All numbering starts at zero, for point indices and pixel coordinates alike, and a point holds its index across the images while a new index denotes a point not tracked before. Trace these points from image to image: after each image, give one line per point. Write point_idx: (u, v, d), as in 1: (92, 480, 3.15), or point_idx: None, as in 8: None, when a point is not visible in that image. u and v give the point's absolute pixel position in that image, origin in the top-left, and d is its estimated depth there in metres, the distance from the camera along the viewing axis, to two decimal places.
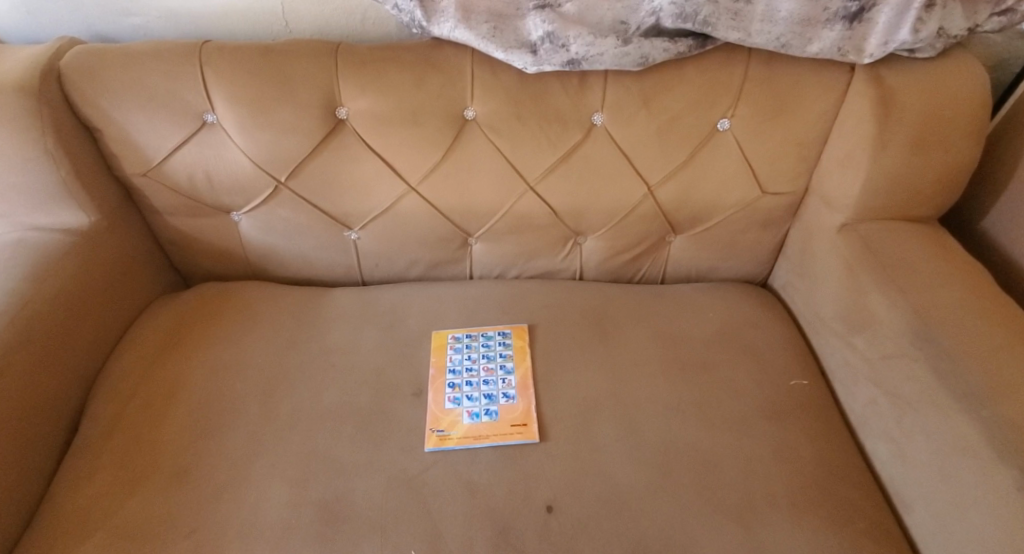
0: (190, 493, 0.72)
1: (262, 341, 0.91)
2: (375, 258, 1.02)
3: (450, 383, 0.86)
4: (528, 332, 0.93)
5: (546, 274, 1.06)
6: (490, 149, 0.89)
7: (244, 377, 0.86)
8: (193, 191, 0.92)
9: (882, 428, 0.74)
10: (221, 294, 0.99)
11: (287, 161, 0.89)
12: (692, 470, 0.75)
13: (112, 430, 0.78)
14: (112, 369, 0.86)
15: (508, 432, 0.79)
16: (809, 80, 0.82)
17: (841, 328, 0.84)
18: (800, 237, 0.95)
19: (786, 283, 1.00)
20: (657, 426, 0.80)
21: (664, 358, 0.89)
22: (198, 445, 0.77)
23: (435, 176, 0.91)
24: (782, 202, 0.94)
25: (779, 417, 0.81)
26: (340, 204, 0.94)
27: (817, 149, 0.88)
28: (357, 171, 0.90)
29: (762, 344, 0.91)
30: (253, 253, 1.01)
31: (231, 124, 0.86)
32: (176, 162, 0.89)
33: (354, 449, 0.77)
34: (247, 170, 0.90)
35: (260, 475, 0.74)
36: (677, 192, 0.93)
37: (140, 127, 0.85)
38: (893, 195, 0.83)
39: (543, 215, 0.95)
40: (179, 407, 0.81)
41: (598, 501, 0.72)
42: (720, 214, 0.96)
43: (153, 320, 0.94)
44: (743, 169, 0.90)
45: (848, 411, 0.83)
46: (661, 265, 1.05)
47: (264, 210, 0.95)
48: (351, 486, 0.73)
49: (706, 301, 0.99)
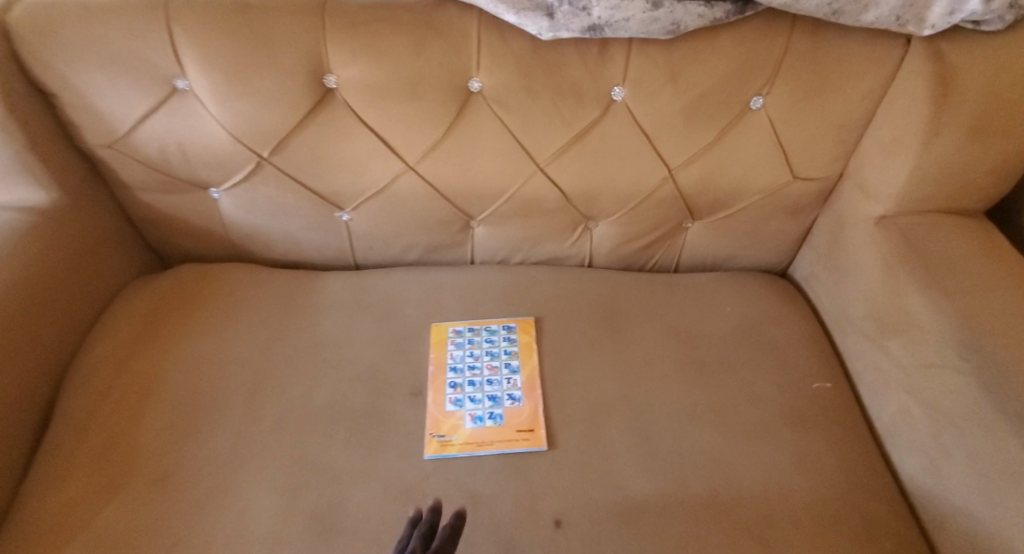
0: (172, 503, 0.67)
1: (247, 332, 0.84)
2: (369, 240, 0.94)
3: (451, 382, 0.80)
4: (534, 327, 0.87)
5: (553, 261, 0.98)
6: (496, 126, 0.80)
7: (227, 373, 0.79)
8: (164, 164, 0.82)
9: (916, 442, 0.70)
10: (203, 278, 0.91)
11: (268, 135, 0.79)
12: (709, 482, 0.71)
13: (84, 433, 0.72)
14: (82, 362, 0.78)
15: (514, 438, 0.75)
16: (860, 53, 0.72)
17: (872, 331, 0.78)
18: (830, 227, 0.88)
19: (809, 275, 0.94)
20: (671, 433, 0.76)
21: (679, 358, 0.84)
22: (180, 449, 0.72)
23: (436, 155, 0.82)
24: (813, 188, 0.86)
25: (801, 424, 0.78)
26: (329, 183, 0.85)
27: (858, 132, 0.80)
28: (348, 148, 0.81)
29: (783, 344, 0.86)
30: (234, 233, 0.93)
31: (204, 91, 0.74)
32: (144, 132, 0.78)
33: (349, 455, 0.72)
34: (224, 143, 0.80)
35: (249, 483, 0.69)
36: (701, 175, 0.84)
37: (100, 92, 0.74)
38: (941, 185, 0.76)
39: (552, 198, 0.88)
40: (157, 405, 0.75)
41: (609, 515, 0.68)
42: (746, 200, 0.88)
43: (127, 306, 0.86)
44: (776, 152, 0.82)
45: (874, 418, 0.79)
46: (675, 252, 0.98)
47: (245, 187, 0.85)
48: (347, 497, 0.69)
49: (725, 293, 0.93)
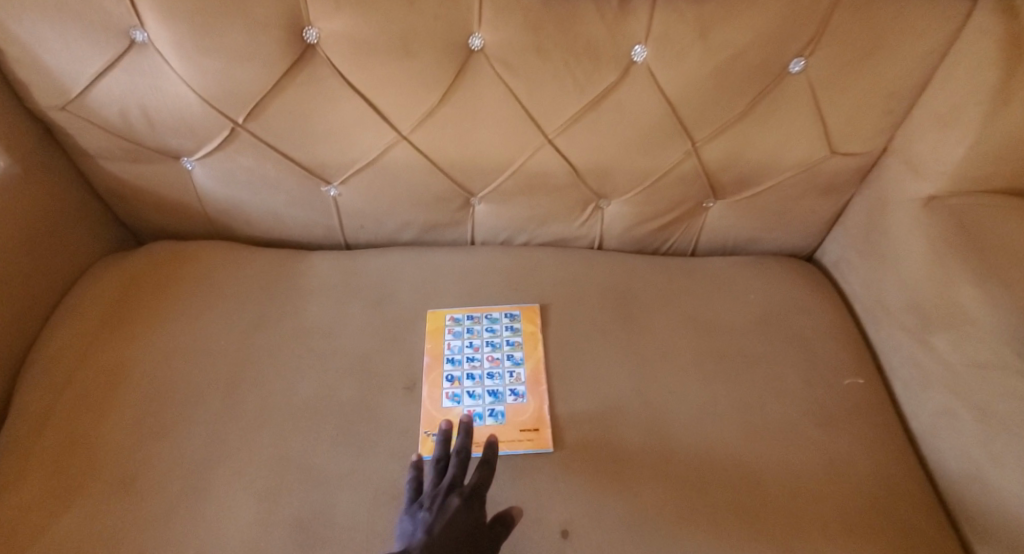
0: (140, 507, 0.61)
1: (226, 318, 0.77)
2: (359, 218, 0.86)
3: (448, 375, 0.73)
4: (539, 316, 0.79)
5: (560, 242, 0.90)
6: (500, 91, 0.71)
7: (203, 364, 0.73)
8: (129, 130, 0.73)
9: (960, 445, 0.63)
10: (178, 258, 0.83)
11: (244, 98, 0.70)
12: (730, 488, 0.65)
13: (43, 428, 0.65)
14: (43, 349, 0.71)
15: (516, 439, 0.68)
16: (920, 8, 0.63)
17: (912, 323, 0.71)
18: (867, 209, 0.80)
19: (839, 260, 0.86)
20: (689, 434, 0.69)
21: (697, 351, 0.77)
22: (150, 448, 0.65)
23: (432, 123, 0.74)
24: (851, 164, 0.78)
25: (831, 424, 0.71)
26: (314, 153, 0.77)
27: (908, 101, 0.71)
28: (334, 114, 0.72)
29: (811, 336, 0.79)
30: (212, 209, 0.85)
31: (166, 45, 0.65)
32: (102, 93, 0.69)
33: (334, 455, 0.66)
34: (195, 107, 0.71)
35: (225, 485, 0.63)
36: (727, 148, 0.76)
37: (47, 46, 0.65)
38: (1001, 162, 0.67)
39: (561, 173, 0.79)
40: (125, 399, 0.69)
41: (621, 525, 0.61)
42: (775, 177, 0.79)
43: (93, 288, 0.78)
44: (814, 123, 0.73)
45: (910, 417, 0.72)
46: (694, 234, 0.90)
47: (220, 158, 0.77)
48: (332, 502, 0.62)
49: (747, 280, 0.85)
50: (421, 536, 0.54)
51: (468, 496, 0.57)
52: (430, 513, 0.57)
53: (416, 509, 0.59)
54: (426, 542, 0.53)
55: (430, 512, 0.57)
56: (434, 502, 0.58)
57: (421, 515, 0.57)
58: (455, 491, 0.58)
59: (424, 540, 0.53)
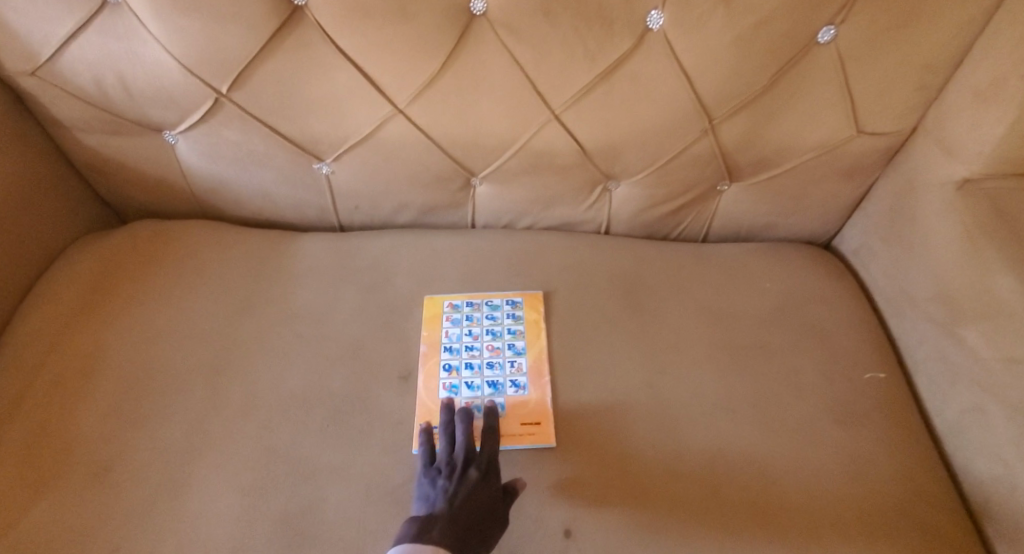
0: (115, 500, 0.57)
1: (212, 302, 0.73)
2: (353, 198, 0.81)
3: (445, 365, 0.69)
4: (542, 303, 0.75)
5: (566, 227, 0.86)
6: (505, 60, 0.66)
7: (186, 350, 0.69)
8: (106, 99, 0.69)
9: (989, 446, 0.59)
10: (162, 237, 0.79)
11: (229, 66, 0.65)
12: (744, 487, 0.61)
13: (13, 415, 0.61)
14: (16, 331, 0.67)
15: (516, 434, 0.64)
16: None
17: (940, 315, 0.67)
18: (893, 193, 0.75)
19: (860, 248, 0.82)
20: (700, 429, 0.65)
21: (709, 341, 0.73)
22: (128, 437, 0.61)
23: (430, 95, 0.69)
24: (877, 145, 0.73)
25: (851, 420, 0.67)
26: (305, 127, 0.72)
27: (943, 76, 0.66)
28: (326, 85, 0.67)
29: (829, 328, 0.75)
30: (198, 186, 0.80)
31: (142, 5, 0.60)
32: (75, 58, 0.64)
33: (324, 447, 0.62)
34: (176, 74, 0.66)
35: (206, 477, 0.59)
36: (746, 126, 0.71)
37: (13, 4, 0.60)
38: None
39: (568, 152, 0.74)
40: (102, 385, 0.65)
41: (627, 525, 0.58)
42: (795, 159, 0.75)
43: (71, 268, 0.74)
44: (840, 99, 0.68)
45: (933, 415, 0.68)
46: (706, 219, 0.85)
47: (205, 131, 0.72)
48: (321, 497, 0.58)
49: (762, 267, 0.81)
50: (445, 506, 0.54)
51: (486, 468, 0.58)
52: (450, 482, 0.57)
53: (432, 477, 0.58)
54: (451, 512, 0.53)
55: (450, 482, 0.57)
56: (453, 472, 0.58)
57: (440, 484, 0.57)
58: (474, 463, 0.58)
59: (449, 511, 0.53)
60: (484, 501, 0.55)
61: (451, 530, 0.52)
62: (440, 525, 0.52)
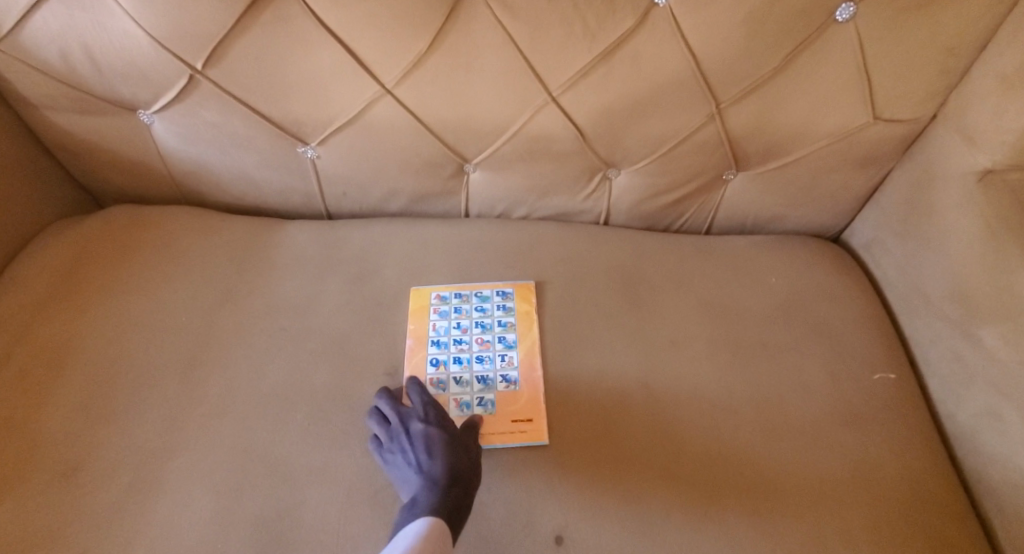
0: (81, 501, 0.54)
1: (190, 292, 0.70)
2: (341, 184, 0.77)
3: (433, 359, 0.66)
4: (534, 294, 0.72)
5: (563, 216, 0.82)
6: (498, 38, 0.62)
7: (161, 342, 0.65)
8: (75, 75, 0.65)
9: (1005, 452, 0.56)
10: (140, 224, 0.76)
11: (205, 40, 0.61)
12: (746, 492, 0.58)
13: None
14: None
15: (506, 431, 0.61)
16: None
17: (956, 314, 0.63)
18: (908, 184, 0.71)
19: (871, 242, 0.78)
20: (700, 431, 0.62)
21: (712, 339, 0.69)
22: (97, 434, 0.58)
23: (419, 75, 0.65)
24: (893, 133, 0.69)
25: (860, 423, 0.64)
26: (287, 107, 0.68)
27: (967, 59, 0.62)
28: (308, 62, 0.63)
29: (838, 325, 0.71)
30: (177, 170, 0.76)
31: None
32: (38, 30, 0.60)
33: (305, 446, 0.59)
34: (148, 49, 0.62)
35: (179, 477, 0.56)
36: (754, 112, 0.67)
37: None
38: None
39: (565, 138, 0.70)
40: (73, 379, 0.61)
41: (622, 531, 0.55)
42: (805, 146, 0.71)
43: (42, 254, 0.70)
44: (856, 83, 0.64)
45: (946, 418, 0.65)
46: (710, 210, 0.81)
47: (182, 111, 0.68)
48: (300, 499, 0.55)
49: (768, 261, 0.77)
50: (423, 476, 0.54)
51: (446, 427, 0.58)
52: (411, 451, 0.56)
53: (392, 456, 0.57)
54: (429, 477, 0.53)
55: (411, 450, 0.56)
56: (408, 439, 0.57)
57: (404, 458, 0.56)
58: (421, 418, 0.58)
59: (428, 477, 0.53)
60: (455, 455, 0.55)
61: (438, 492, 0.52)
62: (426, 493, 0.52)
